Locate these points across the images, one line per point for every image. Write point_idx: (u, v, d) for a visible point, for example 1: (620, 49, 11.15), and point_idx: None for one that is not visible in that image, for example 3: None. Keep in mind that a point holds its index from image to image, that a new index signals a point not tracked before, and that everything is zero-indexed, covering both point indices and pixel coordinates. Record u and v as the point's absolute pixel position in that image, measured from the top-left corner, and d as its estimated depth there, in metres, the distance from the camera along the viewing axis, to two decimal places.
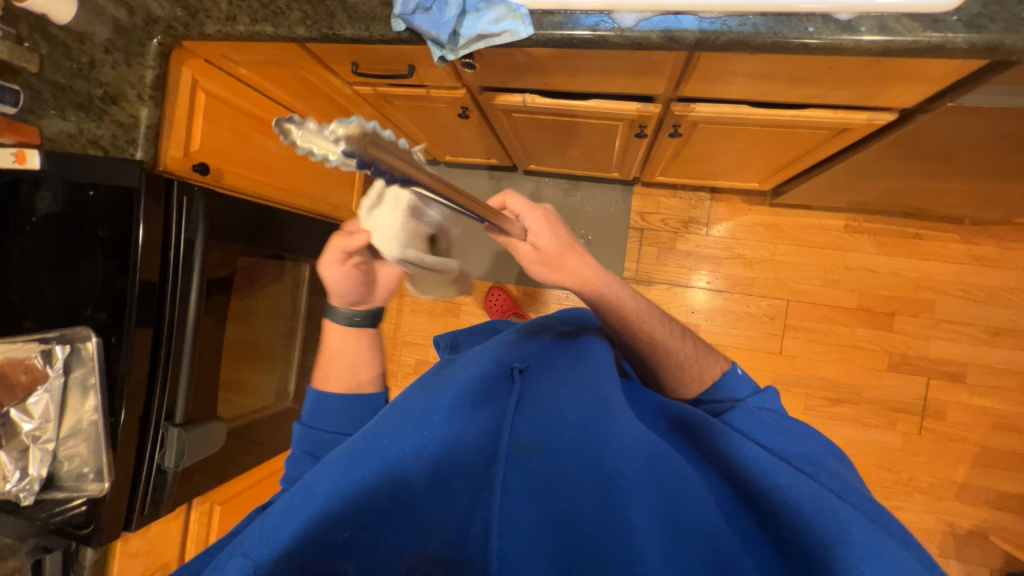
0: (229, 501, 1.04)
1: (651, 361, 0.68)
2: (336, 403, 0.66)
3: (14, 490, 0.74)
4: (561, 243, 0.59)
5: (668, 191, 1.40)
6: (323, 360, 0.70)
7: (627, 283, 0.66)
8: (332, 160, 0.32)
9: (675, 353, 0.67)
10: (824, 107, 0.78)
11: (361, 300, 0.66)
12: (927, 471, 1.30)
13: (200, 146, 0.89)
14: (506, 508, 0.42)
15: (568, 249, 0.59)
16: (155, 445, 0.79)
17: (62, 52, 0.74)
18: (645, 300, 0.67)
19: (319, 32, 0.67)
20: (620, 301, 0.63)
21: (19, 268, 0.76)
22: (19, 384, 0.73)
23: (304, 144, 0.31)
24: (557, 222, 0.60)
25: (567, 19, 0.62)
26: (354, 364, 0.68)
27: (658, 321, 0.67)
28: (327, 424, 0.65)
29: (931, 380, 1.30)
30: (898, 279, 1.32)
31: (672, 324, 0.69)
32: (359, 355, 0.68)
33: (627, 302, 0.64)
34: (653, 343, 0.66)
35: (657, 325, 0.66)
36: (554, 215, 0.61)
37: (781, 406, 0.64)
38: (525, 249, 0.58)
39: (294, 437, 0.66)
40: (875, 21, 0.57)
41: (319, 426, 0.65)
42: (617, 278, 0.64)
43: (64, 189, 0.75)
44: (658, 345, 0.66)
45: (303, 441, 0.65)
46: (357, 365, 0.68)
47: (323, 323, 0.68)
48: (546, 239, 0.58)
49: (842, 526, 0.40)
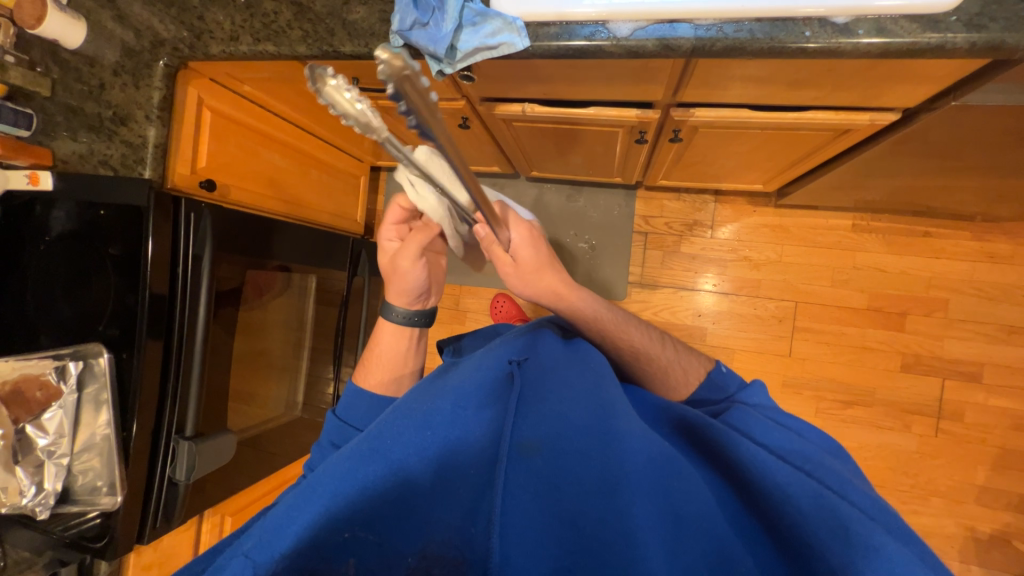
0: (239, 511, 1.05)
1: (632, 373, 0.69)
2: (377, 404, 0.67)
3: (29, 505, 0.74)
4: (541, 259, 0.63)
5: (672, 194, 1.39)
6: (368, 358, 0.72)
7: (602, 298, 0.69)
8: (348, 118, 0.32)
9: (657, 360, 0.68)
10: (825, 108, 0.78)
11: (423, 296, 0.70)
12: (945, 474, 1.27)
13: (207, 164, 0.91)
14: (510, 509, 0.41)
15: (547, 266, 0.63)
16: (166, 459, 0.80)
17: (73, 75, 0.76)
18: (619, 312, 0.70)
19: (320, 49, 0.69)
20: (596, 317, 0.67)
21: (33, 285, 0.77)
22: (35, 400, 0.74)
23: (328, 96, 0.32)
24: (540, 238, 0.65)
25: (563, 30, 0.63)
26: (397, 365, 0.71)
27: (634, 329, 0.69)
28: (360, 420, 0.66)
29: (946, 381, 1.28)
30: (909, 278, 1.29)
31: (649, 332, 0.71)
32: (406, 354, 0.72)
33: (603, 315, 0.67)
34: (634, 351, 0.68)
35: (634, 333, 0.69)
36: (537, 232, 0.66)
37: (770, 399, 0.63)
38: (506, 262, 0.62)
39: (326, 428, 0.66)
40: (873, 23, 0.57)
41: (352, 421, 0.65)
42: (591, 294, 0.67)
43: (75, 209, 0.77)
44: (639, 354, 0.68)
45: (332, 433, 0.65)
46: (399, 366, 0.71)
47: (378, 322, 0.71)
48: (529, 252, 0.63)
49: (845, 526, 0.40)
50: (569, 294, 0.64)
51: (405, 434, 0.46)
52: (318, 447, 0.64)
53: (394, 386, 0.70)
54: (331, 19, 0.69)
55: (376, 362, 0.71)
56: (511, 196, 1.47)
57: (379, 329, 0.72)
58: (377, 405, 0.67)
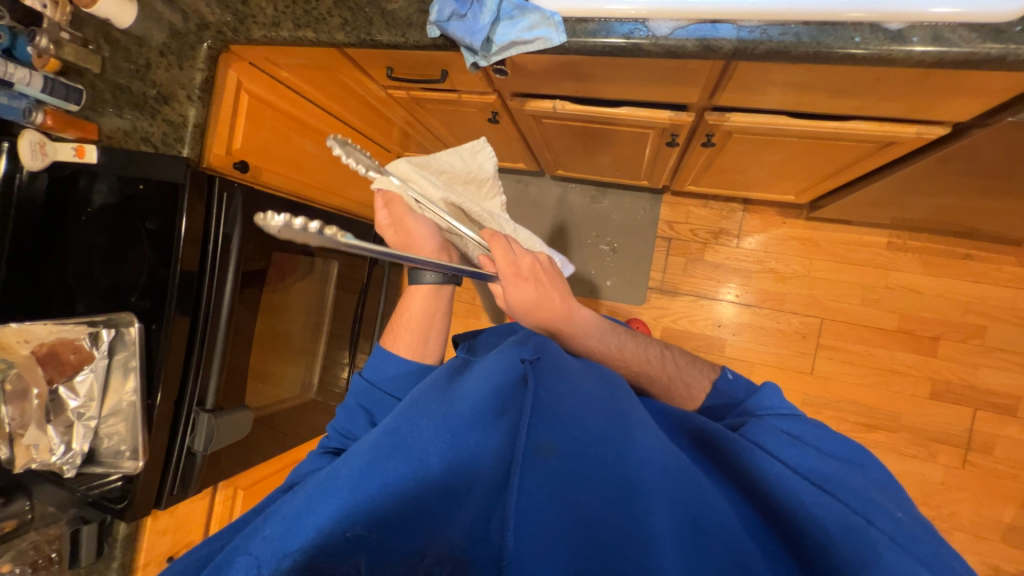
0: (251, 485, 1.08)
1: (641, 394, 0.68)
2: (405, 369, 0.67)
3: (58, 463, 0.76)
4: (526, 299, 0.62)
5: (698, 200, 1.36)
6: (397, 323, 0.72)
7: (600, 321, 0.70)
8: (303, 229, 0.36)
9: (660, 379, 0.67)
10: (868, 119, 0.75)
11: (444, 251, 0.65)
12: (971, 508, 1.22)
13: (242, 144, 0.93)
14: (525, 511, 0.41)
15: (537, 303, 0.63)
16: (187, 428, 0.83)
17: (122, 55, 0.78)
18: (619, 333, 0.70)
19: (357, 38, 0.70)
20: (590, 345, 0.68)
21: (75, 254, 0.81)
22: (69, 363, 0.76)
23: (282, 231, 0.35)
24: (532, 276, 0.62)
25: (600, 27, 0.62)
26: (425, 332, 0.70)
27: (632, 352, 0.69)
28: (385, 383, 0.66)
29: (977, 412, 1.22)
30: (945, 302, 1.24)
31: (650, 348, 0.71)
32: (433, 317, 0.71)
33: (594, 344, 0.68)
34: (633, 375, 0.68)
35: (633, 357, 0.68)
36: (530, 269, 0.63)
37: (783, 399, 0.60)
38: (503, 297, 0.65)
39: (353, 390, 0.67)
40: (929, 31, 0.55)
41: (379, 384, 0.66)
42: (589, 314, 0.69)
43: (117, 183, 0.80)
44: (640, 376, 0.68)
45: (360, 395, 0.66)
46: (428, 333, 0.70)
47: (408, 289, 0.73)
48: (518, 296, 0.63)
49: (874, 550, 0.40)
50: (565, 325, 0.66)
51: (424, 432, 0.46)
52: (344, 408, 0.66)
53: (422, 348, 0.70)
54: (371, 8, 0.70)
55: (403, 324, 0.71)
56: (535, 194, 1.47)
57: (407, 295, 0.72)
58: (407, 373, 0.67)
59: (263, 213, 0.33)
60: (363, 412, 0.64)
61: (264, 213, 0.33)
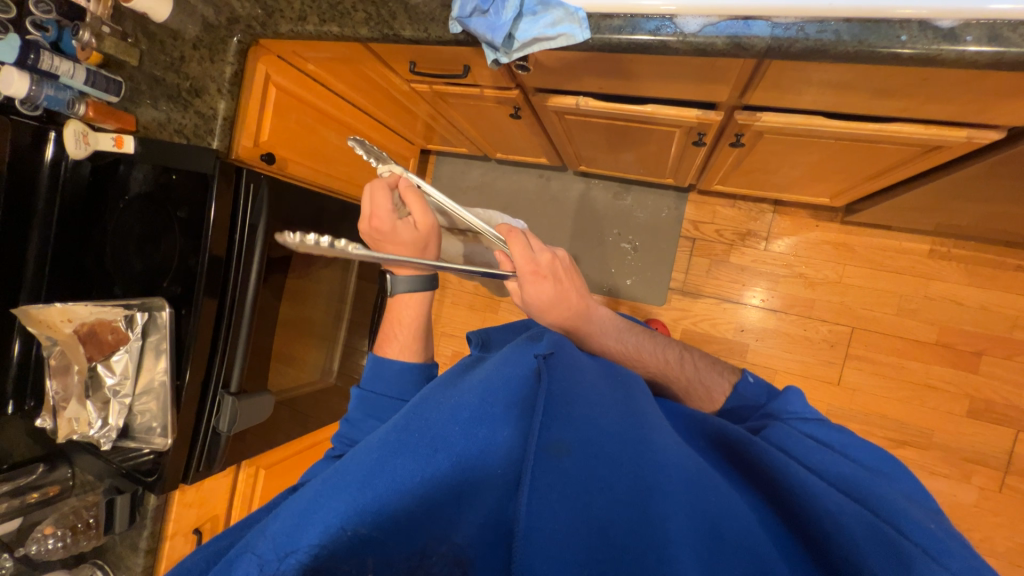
0: (271, 465, 1.13)
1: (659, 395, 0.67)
2: (396, 374, 0.68)
3: (96, 436, 0.82)
4: (545, 297, 0.60)
5: (726, 200, 1.32)
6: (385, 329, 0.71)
7: (616, 319, 0.68)
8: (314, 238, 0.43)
9: (679, 381, 0.67)
10: (914, 121, 0.70)
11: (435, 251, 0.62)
12: (1006, 534, 1.15)
13: (268, 136, 0.96)
14: (536, 509, 0.39)
15: (553, 301, 0.61)
16: (212, 410, 0.87)
17: (157, 48, 0.80)
18: (635, 335, 0.69)
19: (381, 32, 0.70)
20: (606, 345, 0.66)
21: (112, 239, 0.86)
22: (106, 342, 0.80)
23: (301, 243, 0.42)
24: (550, 273, 0.60)
25: (627, 23, 0.60)
26: (414, 335, 0.69)
27: (649, 354, 0.68)
28: (383, 390, 0.68)
29: (1020, 433, 1.15)
30: (991, 315, 1.16)
31: (669, 350, 0.70)
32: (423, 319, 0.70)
33: (610, 344, 0.66)
34: (651, 377, 0.67)
35: (650, 358, 0.67)
36: (549, 267, 0.60)
37: (806, 403, 0.60)
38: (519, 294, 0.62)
39: (354, 402, 0.68)
40: (986, 29, 0.50)
41: (377, 392, 0.68)
42: (605, 312, 0.67)
43: (152, 172, 0.83)
44: (659, 378, 0.67)
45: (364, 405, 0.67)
46: (416, 336, 0.70)
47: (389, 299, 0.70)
48: (535, 294, 0.60)
49: (905, 560, 0.38)
50: (580, 325, 0.64)
51: (433, 428, 0.47)
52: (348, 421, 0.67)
53: (420, 349, 0.71)
54: None
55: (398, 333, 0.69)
56: (557, 190, 1.45)
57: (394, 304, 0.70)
58: (401, 374, 0.69)
59: (284, 233, 0.42)
60: (370, 421, 0.66)
61: (281, 234, 0.41)
